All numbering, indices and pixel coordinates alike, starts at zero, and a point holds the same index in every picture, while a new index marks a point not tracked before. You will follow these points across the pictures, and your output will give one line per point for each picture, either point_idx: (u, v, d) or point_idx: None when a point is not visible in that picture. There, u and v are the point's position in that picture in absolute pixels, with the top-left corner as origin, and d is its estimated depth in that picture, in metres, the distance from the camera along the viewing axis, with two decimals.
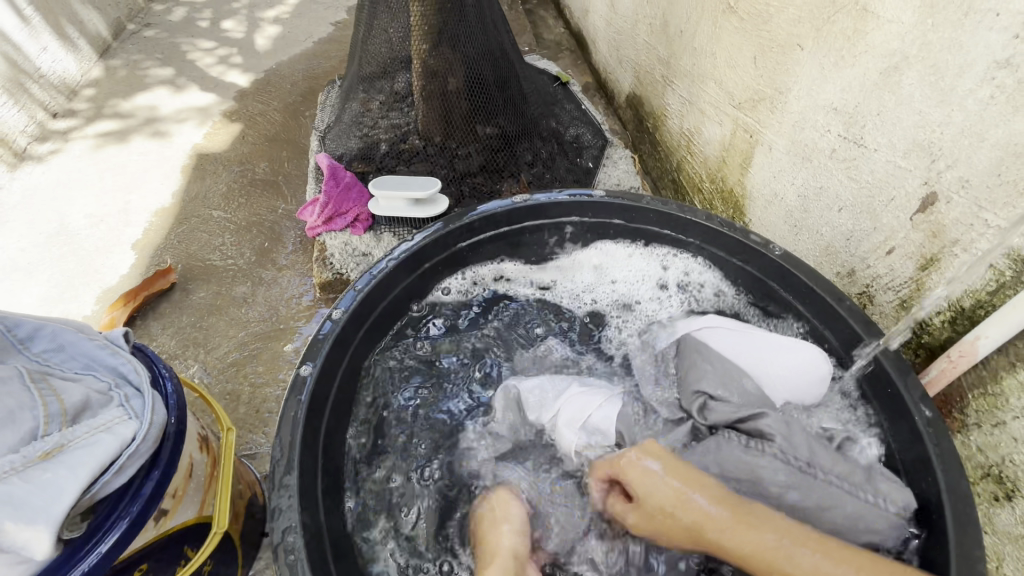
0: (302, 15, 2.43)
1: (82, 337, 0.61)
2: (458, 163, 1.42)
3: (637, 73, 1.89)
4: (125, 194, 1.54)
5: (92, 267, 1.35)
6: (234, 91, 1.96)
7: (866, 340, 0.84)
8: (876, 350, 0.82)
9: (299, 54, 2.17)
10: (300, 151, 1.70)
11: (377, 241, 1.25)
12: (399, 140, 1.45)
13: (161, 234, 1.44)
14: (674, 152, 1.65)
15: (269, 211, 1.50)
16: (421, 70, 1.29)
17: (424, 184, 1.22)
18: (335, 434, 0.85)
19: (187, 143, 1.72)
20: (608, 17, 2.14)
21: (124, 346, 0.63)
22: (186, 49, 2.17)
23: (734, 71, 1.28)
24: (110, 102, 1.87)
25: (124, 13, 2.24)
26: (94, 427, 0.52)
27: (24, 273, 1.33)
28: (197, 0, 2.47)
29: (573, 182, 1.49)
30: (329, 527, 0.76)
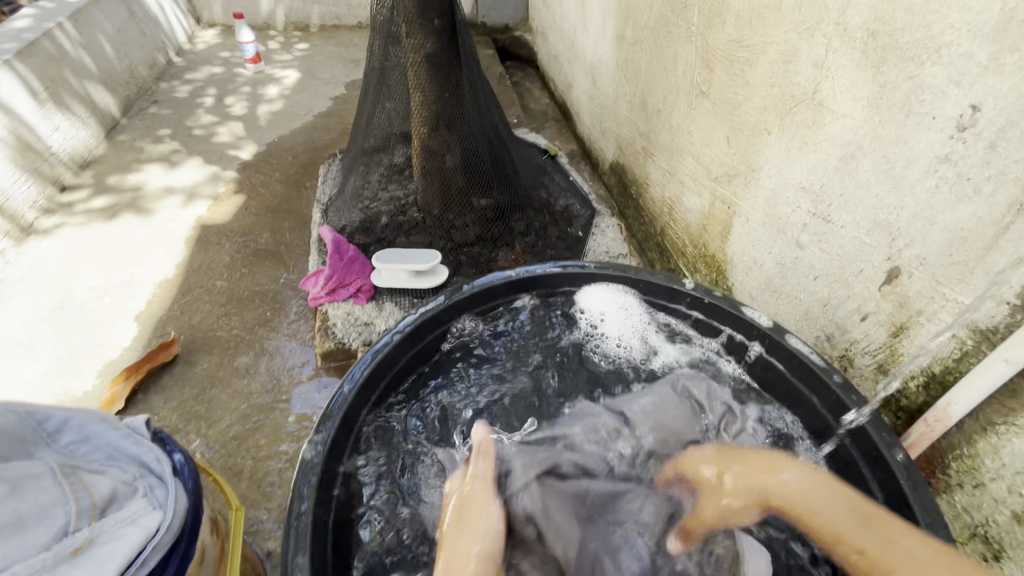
0: (303, 91, 2.59)
1: (107, 426, 0.63)
2: (455, 233, 1.49)
3: (619, 144, 2.03)
4: (129, 266, 1.58)
5: (94, 340, 1.37)
6: (237, 163, 2.05)
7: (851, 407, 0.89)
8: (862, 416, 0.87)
9: (300, 128, 2.29)
10: (302, 221, 1.77)
11: (378, 311, 1.29)
12: (398, 212, 1.54)
13: (163, 305, 1.47)
14: (658, 218, 1.76)
15: (271, 281, 1.55)
16: (420, 149, 1.40)
17: (425, 257, 1.29)
18: (346, 513, 0.86)
19: (192, 215, 1.79)
20: (590, 92, 2.31)
21: (144, 433, 0.65)
22: (191, 124, 2.28)
23: (709, 148, 1.39)
24: (117, 176, 1.94)
25: (133, 91, 2.36)
26: (121, 520, 0.54)
27: (25, 348, 1.34)
28: (203, 79, 2.62)
29: (564, 248, 1.55)
30: None
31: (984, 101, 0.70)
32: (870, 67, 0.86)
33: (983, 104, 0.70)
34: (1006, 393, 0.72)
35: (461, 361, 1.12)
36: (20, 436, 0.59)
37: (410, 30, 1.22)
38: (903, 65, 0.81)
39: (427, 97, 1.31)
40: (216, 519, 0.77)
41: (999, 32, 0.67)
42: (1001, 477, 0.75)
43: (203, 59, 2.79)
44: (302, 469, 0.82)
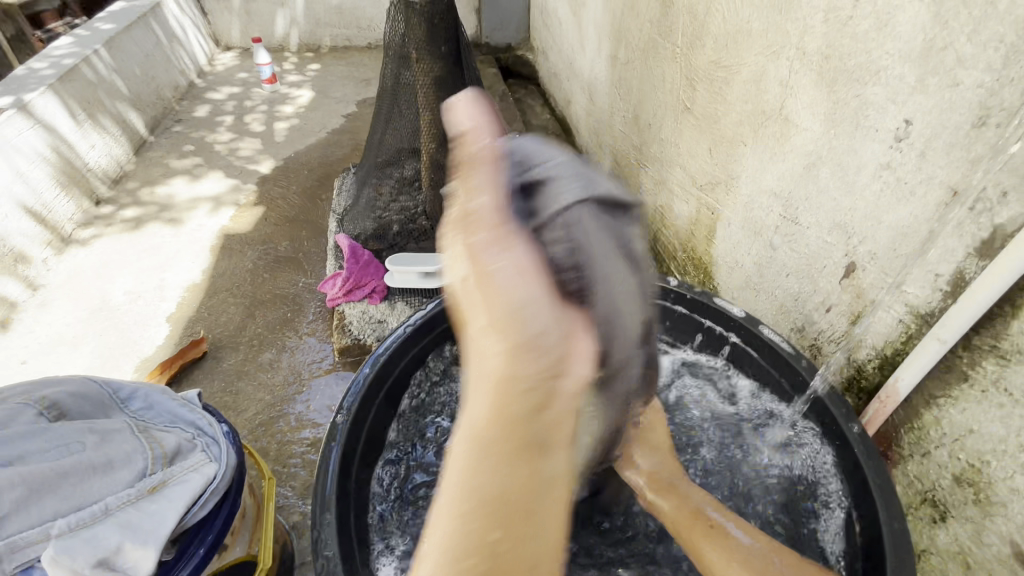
0: (317, 109, 2.75)
1: (168, 397, 0.75)
2: None
3: (615, 156, 2.16)
4: (161, 272, 1.71)
5: (131, 339, 1.49)
6: (257, 177, 2.19)
7: (812, 383, 1.01)
8: (821, 391, 0.99)
9: (315, 144, 2.44)
10: (318, 230, 1.90)
11: (391, 309, 1.40)
12: (408, 220, 1.67)
13: (193, 307, 1.60)
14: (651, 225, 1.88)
15: (291, 284, 1.68)
16: (429, 163, 1.53)
17: (433, 260, 1.41)
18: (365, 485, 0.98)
19: (216, 225, 1.92)
20: (588, 108, 2.45)
21: (197, 404, 0.77)
22: (212, 141, 2.43)
23: (694, 159, 1.51)
24: (146, 190, 2.08)
25: (159, 111, 2.52)
26: (187, 467, 0.65)
27: (69, 345, 1.47)
28: (223, 99, 2.78)
29: None
30: (361, 557, 0.87)
31: (915, 116, 0.82)
32: (825, 85, 0.98)
33: (914, 118, 0.82)
34: (943, 369, 0.83)
35: None
36: (99, 401, 0.71)
37: (419, 56, 1.36)
38: (851, 85, 0.92)
39: (435, 115, 1.44)
40: (253, 485, 0.88)
41: (923, 57, 0.79)
42: (943, 444, 0.84)
43: (223, 80, 2.97)
44: (331, 441, 0.93)
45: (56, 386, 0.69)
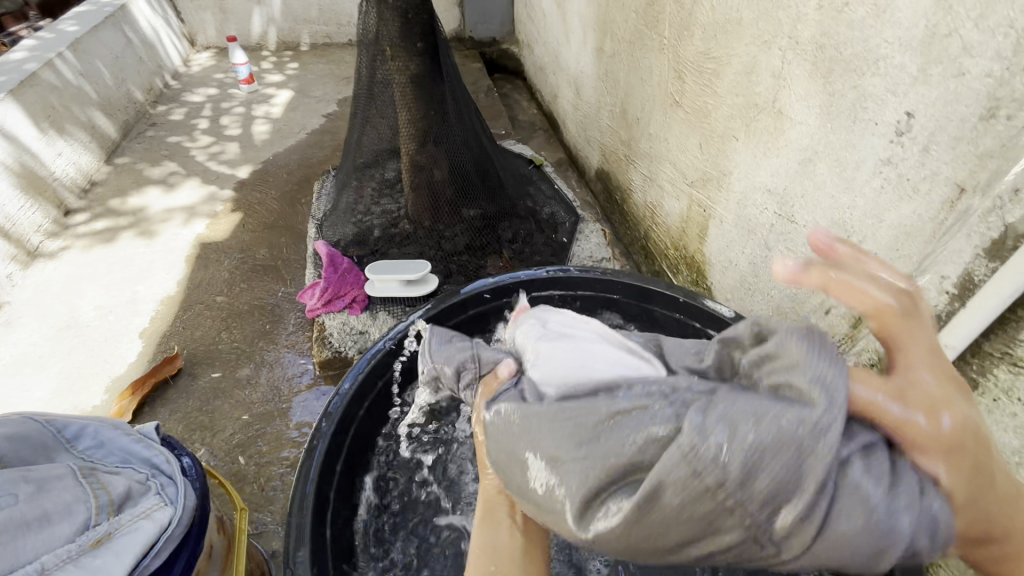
0: (296, 109, 2.67)
1: (121, 432, 0.69)
2: (445, 243, 1.55)
3: (603, 152, 2.11)
4: (133, 285, 1.64)
5: (101, 356, 1.43)
6: (234, 182, 2.12)
7: None
8: None
9: (294, 146, 2.36)
10: (298, 236, 1.83)
11: (373, 320, 1.34)
12: (390, 224, 1.61)
13: (167, 321, 1.53)
14: (641, 222, 1.83)
15: (270, 294, 1.61)
16: (409, 164, 1.46)
17: (416, 267, 1.35)
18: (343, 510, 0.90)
19: (191, 233, 1.85)
20: (574, 102, 2.39)
21: (154, 438, 0.71)
22: (188, 145, 2.35)
23: (684, 154, 1.46)
24: (117, 198, 2.00)
25: (131, 116, 2.43)
26: (135, 515, 0.59)
27: (35, 366, 1.40)
28: (198, 101, 2.69)
29: (550, 254, 1.60)
30: None
31: (917, 108, 0.77)
32: (820, 77, 0.93)
33: (916, 110, 0.77)
34: None
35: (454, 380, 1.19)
36: (44, 441, 0.65)
37: (395, 53, 1.29)
38: (848, 75, 0.87)
39: (413, 115, 1.38)
40: (223, 519, 0.82)
41: (925, 45, 0.74)
42: None
43: (199, 81, 2.88)
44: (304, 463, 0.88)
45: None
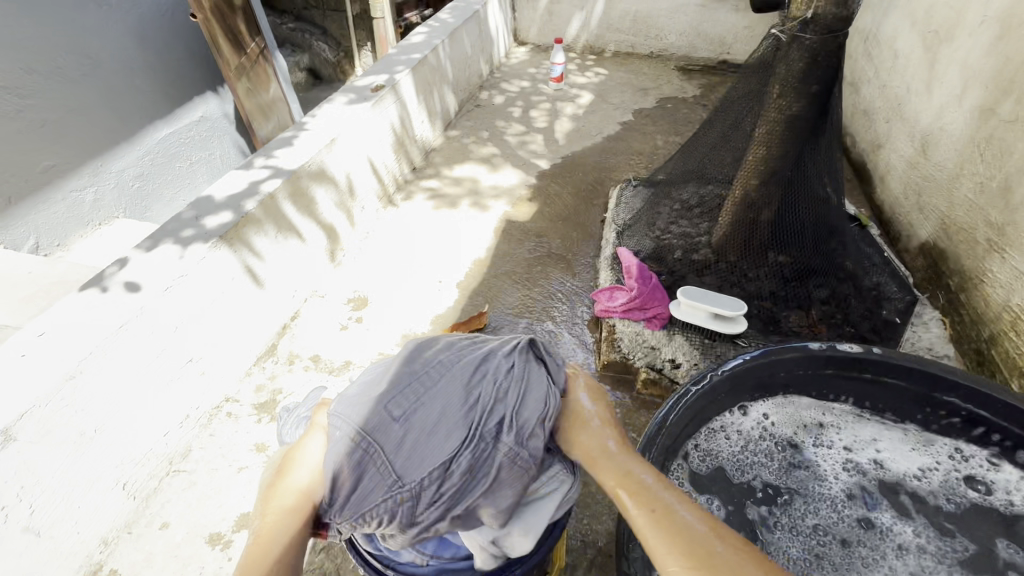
0: (594, 112, 2.84)
1: (542, 369, 0.80)
2: (749, 283, 1.51)
3: (943, 225, 1.81)
4: (456, 242, 1.96)
5: (430, 295, 1.75)
6: (537, 171, 2.37)
7: None
8: None
9: (591, 147, 2.53)
10: (588, 235, 1.98)
11: (668, 340, 1.38)
12: (692, 248, 1.64)
13: (478, 281, 1.80)
14: (989, 323, 1.52)
15: (561, 283, 1.77)
16: (738, 200, 1.48)
17: (731, 305, 1.32)
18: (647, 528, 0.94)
19: (501, 209, 2.13)
20: (911, 161, 2.08)
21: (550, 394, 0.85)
22: (501, 129, 2.69)
23: None
24: (448, 165, 2.40)
25: (464, 96, 2.87)
26: (546, 481, 0.76)
27: (386, 286, 1.78)
28: (512, 91, 3.06)
29: (869, 328, 1.42)
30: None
31: None
32: None
33: None
34: None
35: (750, 423, 1.13)
36: (483, 365, 0.79)
37: (783, 93, 1.26)
38: None
39: (771, 153, 1.35)
40: None
41: None
42: None
43: (515, 73, 3.26)
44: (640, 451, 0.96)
45: (426, 351, 0.83)
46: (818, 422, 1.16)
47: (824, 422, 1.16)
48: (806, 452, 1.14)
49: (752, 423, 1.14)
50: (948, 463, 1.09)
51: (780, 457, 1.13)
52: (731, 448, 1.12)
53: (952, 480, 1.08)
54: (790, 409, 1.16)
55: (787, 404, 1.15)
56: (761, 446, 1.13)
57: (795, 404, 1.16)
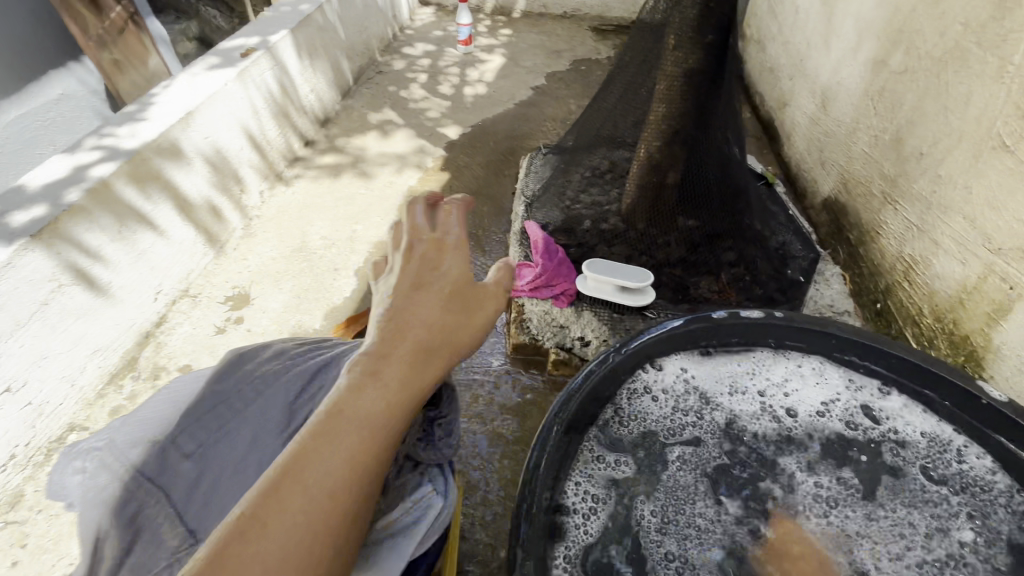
0: (506, 77, 2.68)
1: None
2: (659, 252, 1.44)
3: (843, 179, 1.83)
4: (352, 224, 1.77)
5: (324, 285, 1.57)
6: (445, 141, 2.20)
7: None
8: None
9: (502, 114, 2.38)
10: (499, 208, 1.85)
11: (576, 318, 1.29)
12: (601, 218, 1.55)
13: (378, 265, 1.63)
14: (886, 274, 1.55)
15: (469, 261, 1.64)
16: (644, 162, 1.37)
17: (637, 275, 1.25)
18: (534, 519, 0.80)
19: (404, 185, 1.95)
20: (814, 116, 2.09)
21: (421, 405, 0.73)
22: (406, 97, 2.48)
23: (998, 213, 1.17)
24: (345, 138, 2.18)
25: (364, 62, 2.62)
26: (408, 510, 0.66)
27: (273, 279, 1.58)
28: (419, 56, 2.83)
29: (776, 289, 1.40)
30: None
31: None
32: None
33: None
34: None
35: (651, 381, 1.01)
36: None
37: (678, 44, 1.18)
38: None
39: (672, 111, 1.27)
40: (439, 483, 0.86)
41: None
42: None
43: (422, 36, 3.02)
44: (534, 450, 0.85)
45: None
46: (723, 368, 1.03)
47: (717, 370, 1.03)
48: (710, 399, 1.00)
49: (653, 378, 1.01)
50: (845, 393, 0.99)
51: (683, 409, 0.99)
52: (631, 407, 0.98)
53: (852, 409, 0.97)
54: (692, 360, 1.03)
55: (689, 358, 1.04)
56: (663, 400, 0.99)
57: (698, 356, 1.04)
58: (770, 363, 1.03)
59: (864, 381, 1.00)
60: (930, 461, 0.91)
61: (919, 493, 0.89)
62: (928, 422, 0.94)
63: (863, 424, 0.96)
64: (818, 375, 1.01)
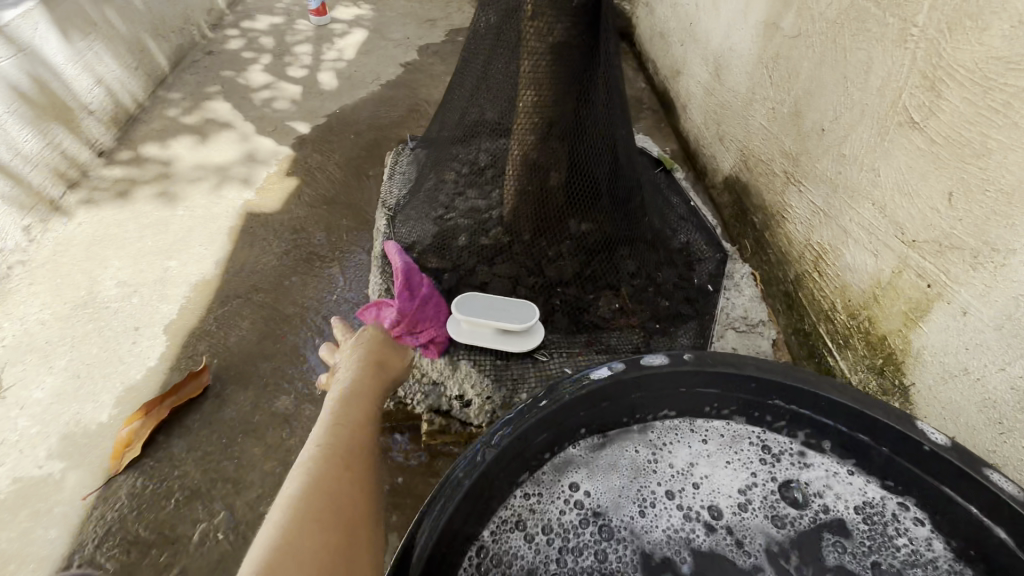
0: (370, 52, 2.28)
1: None
2: (549, 268, 1.18)
3: (743, 156, 1.68)
4: (163, 259, 1.36)
5: (117, 353, 1.16)
6: (293, 137, 1.79)
7: None
8: None
9: (366, 98, 2.00)
10: (361, 220, 1.51)
11: (451, 371, 1.01)
12: (480, 230, 1.25)
13: (198, 314, 1.25)
14: (794, 263, 1.42)
15: (323, 296, 1.30)
16: (521, 161, 1.09)
17: (520, 313, 1.01)
18: None
19: (238, 199, 1.54)
20: (707, 85, 1.93)
21: None
22: (243, 83, 2.01)
23: (908, 199, 1.03)
24: (158, 143, 1.71)
25: (184, 41, 2.10)
26: None
27: (41, 354, 1.15)
28: (261, 30, 2.34)
29: (683, 299, 1.21)
30: None
31: None
32: None
33: None
34: None
35: (535, 501, 0.80)
36: None
37: (539, 10, 0.90)
38: None
39: (544, 98, 1.00)
40: None
41: None
42: None
43: (264, 6, 2.51)
44: None
45: None
46: (622, 463, 0.84)
47: (618, 469, 0.84)
48: (610, 515, 0.80)
49: (539, 499, 0.80)
50: (762, 469, 0.83)
51: (577, 531, 0.78)
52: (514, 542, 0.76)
53: (773, 499, 0.81)
54: (585, 460, 0.84)
55: (581, 458, 0.84)
56: (553, 527, 0.78)
57: (591, 454, 0.85)
58: (671, 444, 0.86)
59: (784, 458, 0.84)
60: (872, 552, 0.76)
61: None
62: (856, 490, 0.81)
63: (787, 516, 0.79)
64: (728, 451, 0.85)
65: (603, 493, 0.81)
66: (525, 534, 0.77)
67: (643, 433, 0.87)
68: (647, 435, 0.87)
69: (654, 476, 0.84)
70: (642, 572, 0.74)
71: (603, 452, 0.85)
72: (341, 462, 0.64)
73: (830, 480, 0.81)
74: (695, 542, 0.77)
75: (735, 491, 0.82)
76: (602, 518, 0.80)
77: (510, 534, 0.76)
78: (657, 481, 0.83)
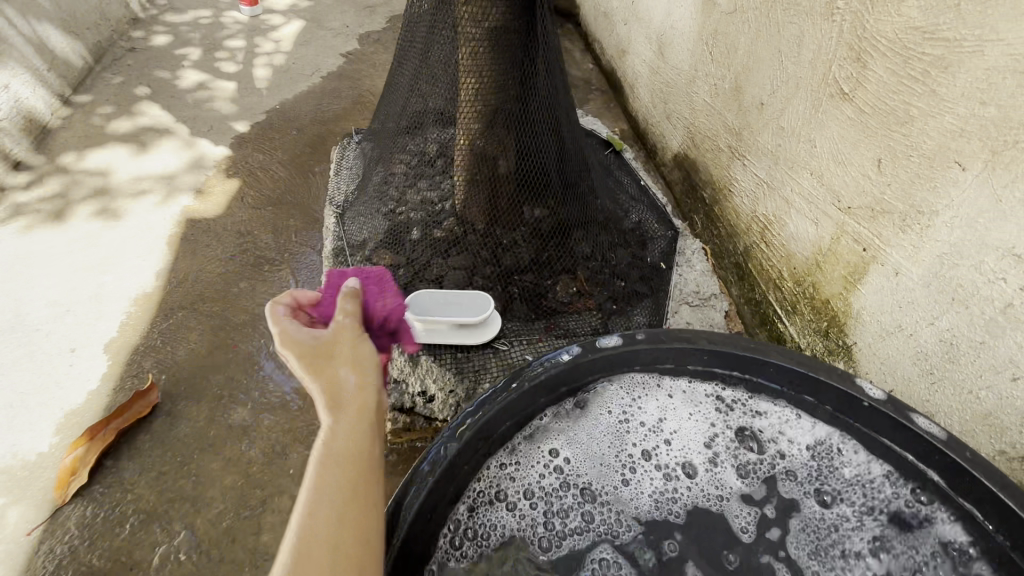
0: (308, 43, 2.18)
1: None
2: (505, 256, 1.18)
3: (690, 134, 1.71)
4: (97, 274, 1.28)
5: (53, 377, 1.09)
6: (231, 136, 1.71)
7: None
8: None
9: (306, 92, 1.92)
10: (310, 219, 1.46)
11: (412, 367, 1.00)
12: (432, 223, 1.22)
13: (140, 330, 1.18)
14: (743, 235, 1.46)
15: (274, 301, 1.26)
16: (468, 151, 1.08)
17: (475, 305, 0.99)
18: None
19: (176, 205, 1.46)
20: (652, 64, 1.95)
21: None
22: (171, 81, 1.90)
23: (842, 169, 1.08)
24: (82, 150, 1.60)
25: (102, 39, 1.96)
26: None
27: None
28: (187, 23, 2.20)
29: (638, 279, 1.24)
30: None
31: None
32: None
33: None
34: None
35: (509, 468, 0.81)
36: None
37: None
38: None
39: (485, 84, 0.99)
40: None
41: None
42: None
43: None
44: None
45: None
46: (592, 427, 0.86)
47: (588, 433, 0.86)
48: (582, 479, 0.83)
49: (512, 468, 0.81)
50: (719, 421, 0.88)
51: (552, 498, 0.81)
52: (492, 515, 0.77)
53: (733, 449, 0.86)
54: (555, 426, 0.85)
55: (553, 424, 0.85)
56: (529, 495, 0.80)
57: (562, 419, 0.85)
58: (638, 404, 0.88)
59: (745, 408, 0.88)
60: (818, 481, 0.83)
61: (822, 526, 0.80)
62: (809, 434, 0.85)
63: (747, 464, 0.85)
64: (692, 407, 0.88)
65: (575, 457, 0.84)
66: (501, 504, 0.78)
67: (611, 394, 0.88)
68: (614, 395, 0.88)
69: (623, 437, 0.86)
70: (616, 528, 0.79)
71: (574, 413, 0.86)
72: (348, 476, 0.53)
73: (788, 425, 0.85)
74: (669, 487, 0.83)
75: (702, 445, 0.87)
76: (584, 483, 0.83)
77: (492, 509, 0.77)
78: (627, 442, 0.86)
